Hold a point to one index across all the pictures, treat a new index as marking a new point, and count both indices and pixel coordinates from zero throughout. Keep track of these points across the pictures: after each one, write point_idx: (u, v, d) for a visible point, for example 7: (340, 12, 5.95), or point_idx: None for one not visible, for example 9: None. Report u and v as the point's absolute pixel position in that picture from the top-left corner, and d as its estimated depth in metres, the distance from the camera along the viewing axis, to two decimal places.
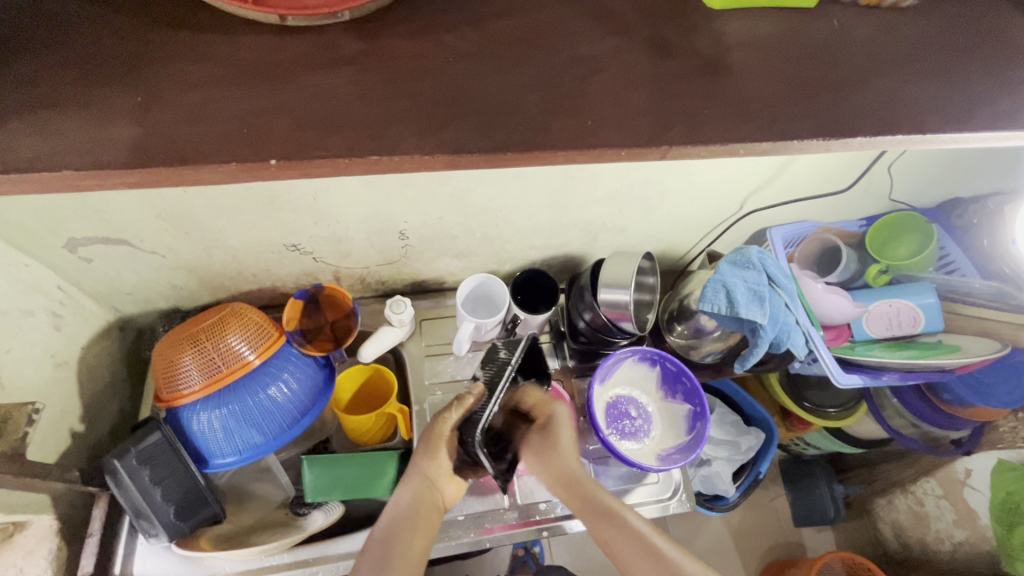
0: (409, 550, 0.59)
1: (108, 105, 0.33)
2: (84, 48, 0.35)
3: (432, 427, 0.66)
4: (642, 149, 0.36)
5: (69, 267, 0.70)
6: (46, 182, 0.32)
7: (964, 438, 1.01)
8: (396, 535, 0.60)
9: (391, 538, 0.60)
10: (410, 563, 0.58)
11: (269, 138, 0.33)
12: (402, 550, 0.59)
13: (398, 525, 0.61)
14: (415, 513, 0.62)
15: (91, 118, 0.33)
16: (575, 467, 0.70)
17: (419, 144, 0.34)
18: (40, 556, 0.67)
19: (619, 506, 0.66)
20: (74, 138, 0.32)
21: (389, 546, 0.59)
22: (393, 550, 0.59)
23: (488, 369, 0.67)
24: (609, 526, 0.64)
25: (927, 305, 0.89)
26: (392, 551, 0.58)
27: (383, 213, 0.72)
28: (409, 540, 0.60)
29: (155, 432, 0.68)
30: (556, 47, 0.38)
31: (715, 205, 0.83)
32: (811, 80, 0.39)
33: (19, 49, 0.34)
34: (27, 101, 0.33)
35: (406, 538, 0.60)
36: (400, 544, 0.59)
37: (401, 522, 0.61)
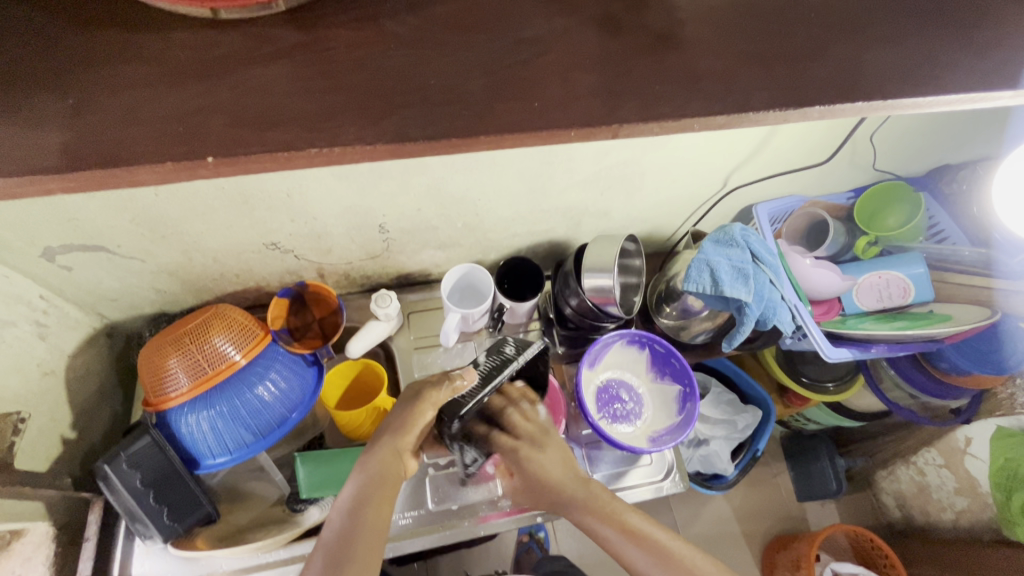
0: (378, 520, 0.56)
1: (42, 111, 0.33)
2: (13, 53, 0.34)
3: (413, 403, 0.65)
4: (595, 128, 0.35)
5: (48, 276, 0.70)
6: None
7: (963, 407, 0.99)
8: (364, 506, 0.57)
9: (358, 509, 0.57)
10: (381, 532, 0.56)
11: (207, 136, 0.33)
12: (370, 520, 0.56)
13: (368, 496, 0.58)
14: (385, 484, 0.59)
15: (29, 125, 0.33)
16: (562, 487, 0.67)
17: (360, 135, 0.34)
18: (38, 562, 0.68)
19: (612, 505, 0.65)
20: (14, 145, 0.32)
21: (358, 515, 0.56)
22: (362, 519, 0.56)
23: (490, 360, 0.69)
24: (605, 526, 0.63)
25: (916, 275, 0.88)
26: (362, 520, 0.56)
27: (360, 207, 0.72)
28: (377, 509, 0.57)
29: (145, 436, 0.69)
30: (501, 30, 0.37)
31: (697, 183, 0.82)
32: (765, 51, 0.38)
33: None
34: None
35: (375, 507, 0.57)
36: (367, 514, 0.56)
37: (371, 492, 0.58)
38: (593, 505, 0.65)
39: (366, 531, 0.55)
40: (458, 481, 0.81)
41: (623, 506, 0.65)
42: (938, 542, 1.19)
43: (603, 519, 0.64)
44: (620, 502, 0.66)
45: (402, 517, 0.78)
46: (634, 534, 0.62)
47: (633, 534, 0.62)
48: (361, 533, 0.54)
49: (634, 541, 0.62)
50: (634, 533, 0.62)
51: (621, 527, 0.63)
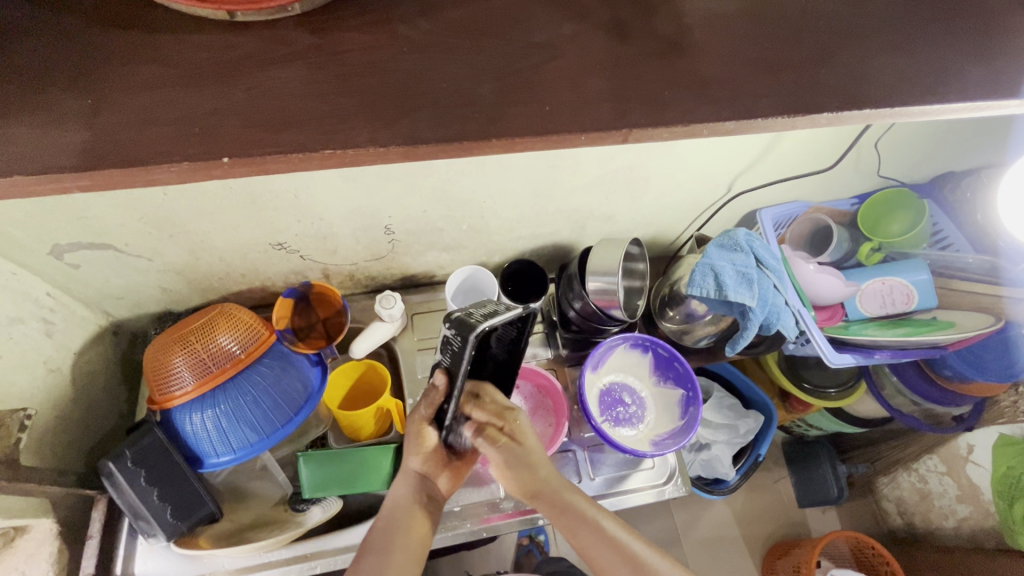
0: (409, 543, 0.61)
1: (59, 110, 0.33)
2: (30, 53, 0.34)
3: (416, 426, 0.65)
4: (604, 133, 0.36)
5: (56, 274, 0.70)
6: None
7: (965, 414, 1.00)
8: (397, 525, 0.62)
9: (391, 533, 0.62)
10: (414, 549, 0.61)
11: (221, 137, 0.33)
12: (401, 543, 0.61)
13: (402, 514, 0.63)
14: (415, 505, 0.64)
15: (46, 124, 0.33)
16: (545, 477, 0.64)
17: (373, 137, 0.34)
18: (42, 559, 0.69)
19: (595, 512, 0.62)
20: (31, 144, 0.32)
21: (393, 532, 0.62)
22: (396, 537, 0.61)
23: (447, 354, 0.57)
24: (585, 530, 0.61)
25: (920, 281, 0.88)
26: (396, 540, 0.61)
27: (366, 208, 0.72)
28: (410, 530, 0.62)
29: (150, 434, 0.70)
30: (513, 35, 0.37)
31: (702, 187, 0.82)
32: (774, 58, 0.39)
33: None
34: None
35: (408, 527, 0.62)
36: (401, 533, 0.61)
37: (406, 511, 0.63)
38: (574, 507, 0.63)
39: (401, 547, 0.60)
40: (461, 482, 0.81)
41: (602, 511, 0.63)
42: (939, 549, 1.19)
43: (584, 523, 0.62)
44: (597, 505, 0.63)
45: None
46: (617, 545, 0.60)
47: (617, 548, 0.60)
48: (397, 548, 0.60)
49: (616, 552, 0.60)
50: (621, 549, 0.60)
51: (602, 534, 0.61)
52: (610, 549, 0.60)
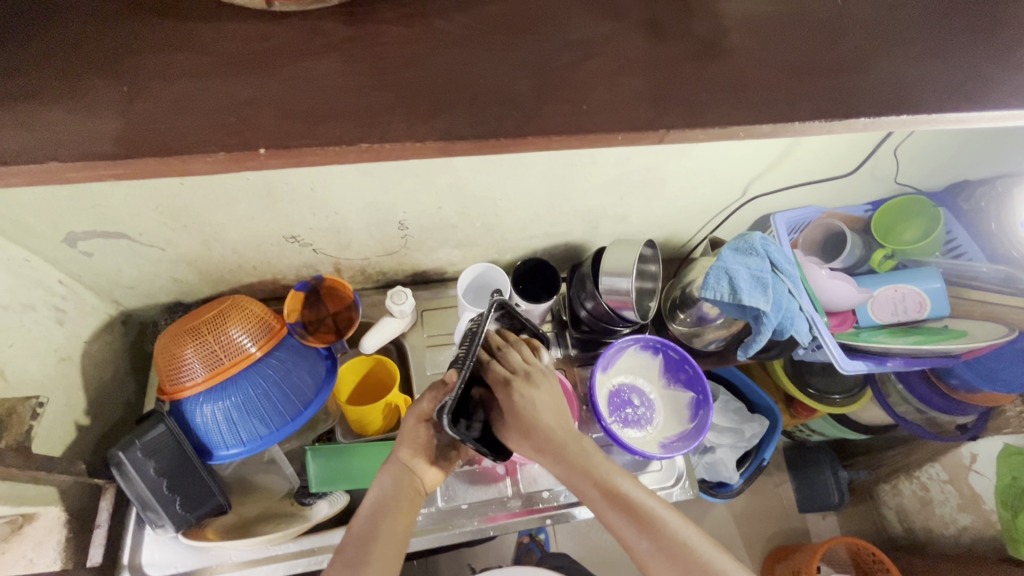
0: (396, 528, 0.57)
1: (90, 97, 0.33)
2: (62, 39, 0.34)
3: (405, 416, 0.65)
4: (640, 133, 0.35)
5: (70, 261, 0.70)
6: (28, 175, 0.32)
7: (970, 423, 1.01)
8: (383, 513, 0.58)
9: (380, 513, 0.58)
10: (397, 542, 0.56)
11: (256, 128, 0.33)
12: (388, 525, 0.57)
13: (385, 504, 0.59)
14: (401, 493, 0.60)
15: (78, 111, 0.33)
16: (555, 442, 0.58)
17: (409, 132, 0.34)
18: (49, 547, 0.68)
19: (608, 473, 0.57)
20: (62, 130, 0.32)
21: (376, 522, 0.57)
22: (378, 528, 0.56)
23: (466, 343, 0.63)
24: (595, 490, 0.56)
25: (932, 290, 0.88)
26: (380, 526, 0.57)
27: (382, 203, 0.72)
28: (396, 518, 0.58)
29: (160, 424, 0.69)
30: (549, 33, 0.37)
31: (718, 190, 0.82)
32: (810, 63, 0.38)
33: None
34: (12, 92, 0.32)
35: (394, 515, 0.58)
36: (385, 523, 0.57)
37: (389, 501, 0.59)
38: (587, 469, 0.57)
39: (383, 538, 0.56)
40: (467, 481, 0.81)
41: (616, 470, 0.58)
42: (940, 557, 1.19)
43: (597, 487, 0.56)
44: (612, 464, 0.58)
45: None
46: (632, 508, 0.54)
47: (628, 506, 0.54)
48: (378, 540, 0.55)
49: (632, 516, 0.54)
50: (635, 512, 0.54)
51: (614, 495, 0.55)
52: (618, 507, 0.55)
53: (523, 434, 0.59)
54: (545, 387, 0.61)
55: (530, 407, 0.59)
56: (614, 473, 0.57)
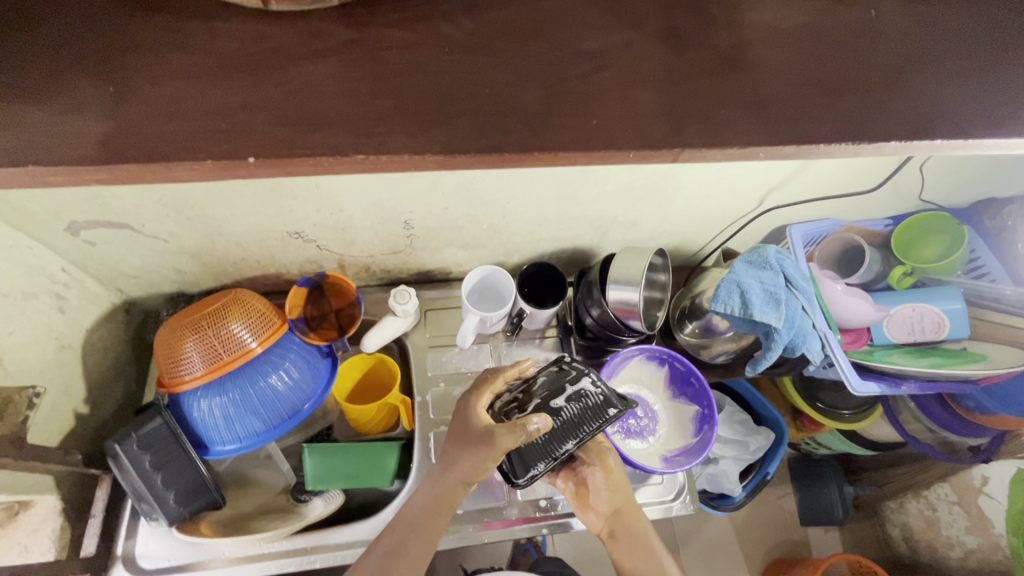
0: (431, 537, 0.61)
1: (79, 95, 0.32)
2: (51, 34, 0.33)
3: (490, 438, 0.62)
4: (653, 151, 0.33)
5: (73, 250, 0.70)
6: (13, 178, 0.31)
7: (984, 446, 0.96)
8: (415, 530, 0.61)
9: (419, 524, 0.61)
10: (422, 561, 0.60)
11: (249, 134, 0.32)
12: (425, 538, 0.60)
13: (420, 520, 0.61)
14: (439, 512, 0.62)
15: (65, 110, 0.31)
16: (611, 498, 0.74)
17: (408, 143, 0.32)
18: (44, 535, 0.67)
19: (636, 520, 0.73)
20: (47, 130, 0.31)
21: (405, 541, 0.60)
22: (407, 545, 0.60)
23: (571, 410, 0.68)
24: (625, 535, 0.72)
25: (953, 310, 0.85)
26: (409, 546, 0.60)
27: (387, 203, 0.70)
28: (433, 529, 0.61)
29: (157, 418, 0.69)
30: (562, 40, 0.35)
31: (734, 200, 0.79)
32: (840, 81, 0.36)
33: None
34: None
35: (425, 535, 0.61)
36: (413, 543, 0.60)
37: (423, 520, 0.61)
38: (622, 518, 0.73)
39: (415, 551, 0.59)
40: None
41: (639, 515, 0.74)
42: None
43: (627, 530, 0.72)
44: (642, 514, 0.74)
45: None
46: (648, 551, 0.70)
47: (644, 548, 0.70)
48: (405, 561, 0.58)
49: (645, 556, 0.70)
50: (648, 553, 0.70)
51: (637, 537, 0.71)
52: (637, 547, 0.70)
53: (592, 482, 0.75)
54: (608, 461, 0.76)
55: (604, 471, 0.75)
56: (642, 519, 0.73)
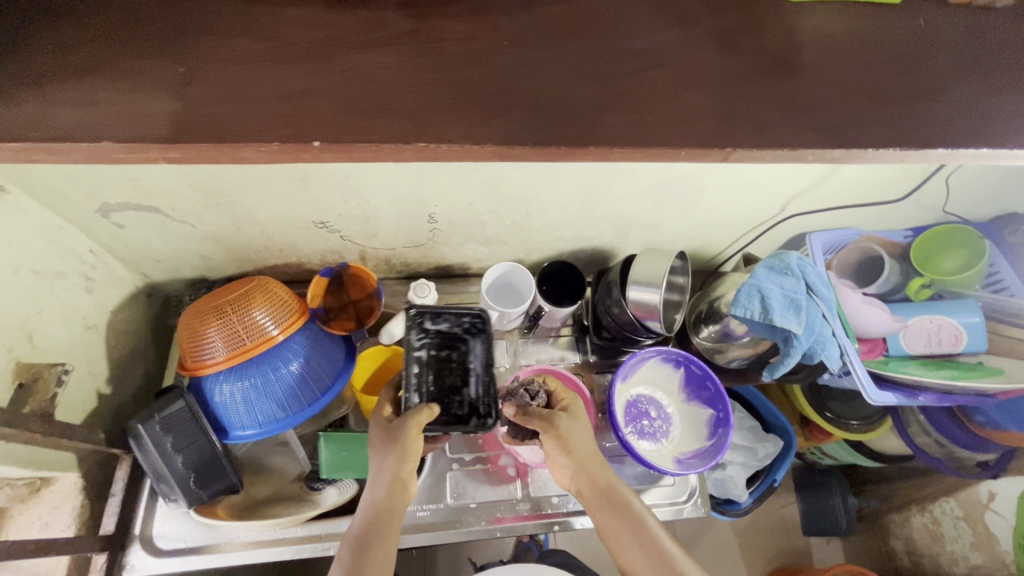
0: (387, 546, 0.59)
1: (149, 76, 0.35)
2: (129, 19, 0.37)
3: (401, 428, 0.64)
4: (705, 149, 0.36)
5: (100, 232, 0.70)
6: (85, 152, 0.35)
7: (992, 462, 0.96)
8: (368, 541, 0.58)
9: (370, 537, 0.58)
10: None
11: (311, 119, 0.35)
12: (381, 545, 0.58)
13: (370, 532, 0.59)
14: (388, 525, 0.60)
15: (141, 89, 0.35)
16: (588, 463, 0.66)
17: (466, 134, 0.35)
18: (64, 511, 0.68)
19: (622, 489, 0.65)
20: (123, 110, 0.35)
21: (360, 559, 0.57)
22: (364, 562, 0.57)
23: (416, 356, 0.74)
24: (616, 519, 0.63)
25: (972, 324, 0.84)
26: (365, 565, 0.56)
27: (413, 196, 0.70)
28: (386, 536, 0.59)
29: (180, 400, 0.69)
30: (616, 38, 0.38)
31: (757, 206, 0.79)
32: (887, 89, 0.38)
33: (76, 15, 0.37)
34: (76, 66, 0.35)
35: (377, 548, 0.58)
36: (367, 562, 0.57)
37: (371, 535, 0.59)
38: (606, 487, 0.65)
39: (376, 552, 0.58)
40: (477, 480, 0.81)
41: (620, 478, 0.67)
42: None
43: (616, 514, 0.63)
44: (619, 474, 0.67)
45: (419, 509, 0.78)
46: (645, 534, 0.61)
47: (633, 529, 0.62)
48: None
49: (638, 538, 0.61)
50: (642, 536, 0.61)
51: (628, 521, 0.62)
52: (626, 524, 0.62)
53: (557, 446, 0.67)
54: (583, 419, 0.69)
55: (572, 438, 0.67)
56: (627, 491, 0.65)
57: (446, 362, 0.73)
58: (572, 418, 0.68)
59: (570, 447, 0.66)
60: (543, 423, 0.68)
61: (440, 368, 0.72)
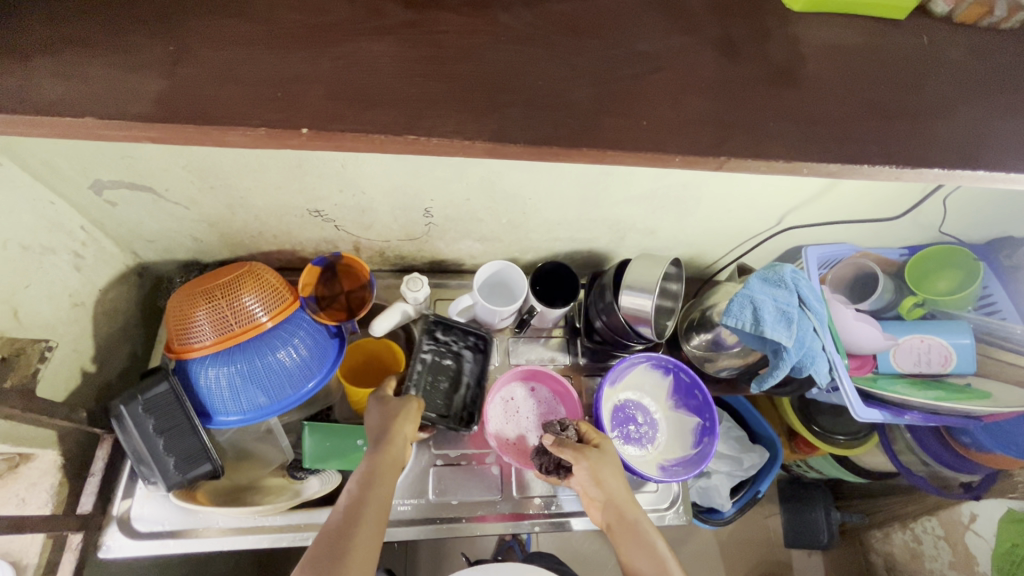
0: (383, 500, 0.61)
1: (145, 54, 0.35)
2: None
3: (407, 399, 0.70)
4: (700, 158, 0.36)
5: (93, 208, 0.70)
6: (74, 127, 0.34)
7: (976, 482, 0.95)
8: (369, 487, 0.61)
9: (369, 483, 0.61)
10: (384, 512, 0.60)
11: (305, 105, 0.34)
12: (379, 496, 0.60)
13: (370, 482, 0.61)
14: (393, 468, 0.63)
15: (134, 67, 0.35)
16: (614, 493, 0.67)
17: (462, 128, 0.35)
18: (42, 489, 0.68)
19: (644, 522, 0.66)
20: (114, 87, 0.34)
21: (365, 492, 0.60)
22: (363, 511, 0.59)
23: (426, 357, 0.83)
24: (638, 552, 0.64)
25: (961, 345, 0.85)
26: (369, 497, 0.60)
27: (409, 189, 0.70)
28: (385, 490, 0.61)
29: (164, 382, 0.69)
30: (616, 40, 0.38)
31: (754, 217, 0.79)
32: (886, 104, 0.38)
33: None
34: (67, 40, 0.35)
35: (382, 487, 0.61)
36: (370, 498, 0.60)
37: (378, 473, 0.62)
38: (628, 518, 0.66)
39: (375, 506, 0.59)
40: (460, 477, 0.80)
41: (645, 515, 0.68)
42: None
43: (639, 546, 0.64)
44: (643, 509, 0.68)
45: (401, 503, 0.78)
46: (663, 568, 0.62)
47: (650, 556, 0.63)
48: (365, 518, 0.58)
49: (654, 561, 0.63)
50: (656, 556, 0.63)
51: (648, 548, 0.64)
52: (638, 543, 0.65)
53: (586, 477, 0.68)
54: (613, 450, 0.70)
55: (602, 475, 0.67)
56: (647, 522, 0.66)
57: (446, 371, 0.83)
58: (603, 450, 0.69)
59: (598, 480, 0.67)
60: (574, 455, 0.68)
61: (441, 375, 0.83)
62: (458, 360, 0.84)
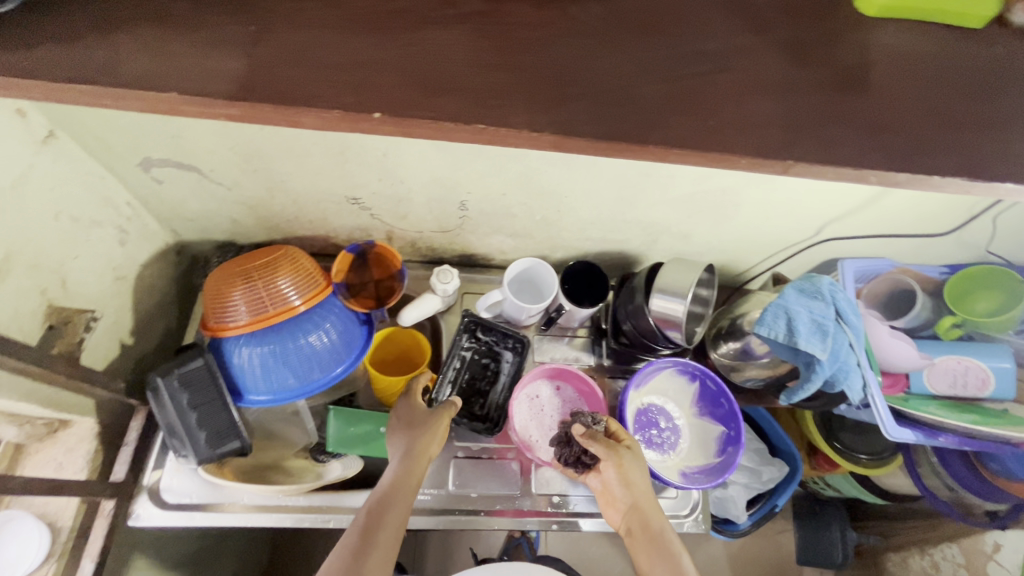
0: (403, 513, 0.62)
1: (220, 34, 0.36)
2: None
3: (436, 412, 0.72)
4: (762, 160, 0.36)
5: (141, 185, 0.72)
6: (151, 101, 0.35)
7: (1002, 513, 0.93)
8: (389, 502, 0.62)
9: (390, 498, 0.62)
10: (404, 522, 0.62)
11: (372, 90, 0.35)
12: (399, 510, 0.62)
13: (391, 495, 0.63)
14: (415, 483, 0.65)
15: (209, 45, 0.36)
16: (637, 497, 0.67)
17: (523, 120, 0.35)
18: (79, 455, 0.70)
19: (666, 528, 0.66)
20: (189, 65, 0.35)
21: (386, 505, 0.62)
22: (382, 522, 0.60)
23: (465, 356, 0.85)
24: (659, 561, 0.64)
25: (1000, 369, 0.82)
26: (390, 510, 0.61)
27: (448, 180, 0.70)
28: (405, 504, 0.63)
29: (199, 357, 0.71)
30: (681, 37, 0.38)
31: (793, 226, 0.78)
32: (956, 114, 0.37)
33: None
34: (149, 18, 0.36)
35: (403, 503, 0.63)
36: (390, 514, 0.61)
37: (399, 488, 0.63)
38: (651, 524, 0.66)
39: (394, 519, 0.61)
40: (480, 471, 0.81)
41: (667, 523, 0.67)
42: None
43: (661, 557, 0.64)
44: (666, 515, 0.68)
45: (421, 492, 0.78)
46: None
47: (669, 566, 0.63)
48: (383, 529, 0.60)
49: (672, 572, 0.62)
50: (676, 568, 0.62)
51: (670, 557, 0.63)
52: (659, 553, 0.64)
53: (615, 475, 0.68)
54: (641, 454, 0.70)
55: (631, 474, 0.68)
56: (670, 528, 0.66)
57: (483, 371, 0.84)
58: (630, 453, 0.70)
59: (627, 481, 0.67)
60: (605, 451, 0.69)
61: (479, 375, 0.84)
62: (496, 360, 0.85)
